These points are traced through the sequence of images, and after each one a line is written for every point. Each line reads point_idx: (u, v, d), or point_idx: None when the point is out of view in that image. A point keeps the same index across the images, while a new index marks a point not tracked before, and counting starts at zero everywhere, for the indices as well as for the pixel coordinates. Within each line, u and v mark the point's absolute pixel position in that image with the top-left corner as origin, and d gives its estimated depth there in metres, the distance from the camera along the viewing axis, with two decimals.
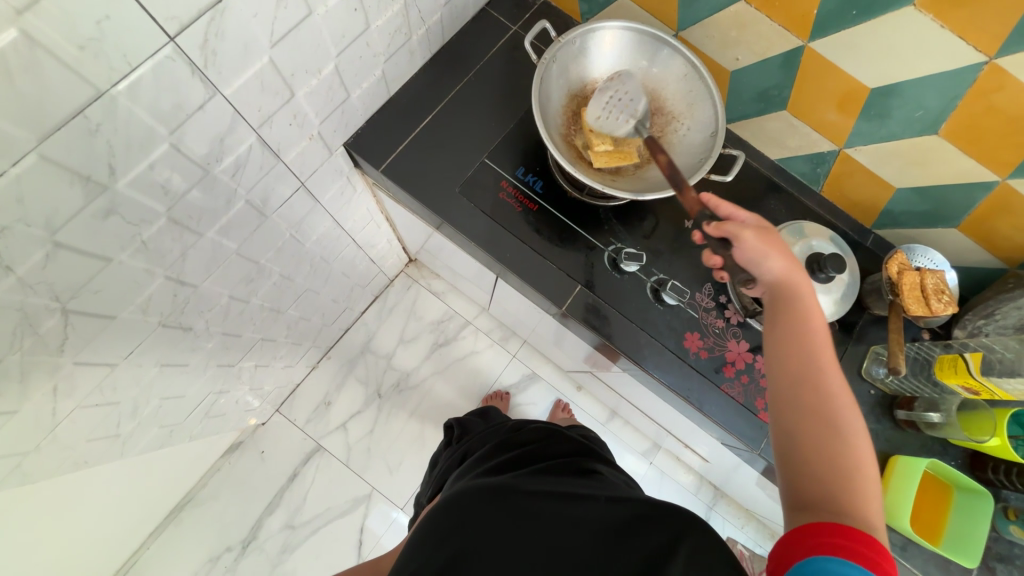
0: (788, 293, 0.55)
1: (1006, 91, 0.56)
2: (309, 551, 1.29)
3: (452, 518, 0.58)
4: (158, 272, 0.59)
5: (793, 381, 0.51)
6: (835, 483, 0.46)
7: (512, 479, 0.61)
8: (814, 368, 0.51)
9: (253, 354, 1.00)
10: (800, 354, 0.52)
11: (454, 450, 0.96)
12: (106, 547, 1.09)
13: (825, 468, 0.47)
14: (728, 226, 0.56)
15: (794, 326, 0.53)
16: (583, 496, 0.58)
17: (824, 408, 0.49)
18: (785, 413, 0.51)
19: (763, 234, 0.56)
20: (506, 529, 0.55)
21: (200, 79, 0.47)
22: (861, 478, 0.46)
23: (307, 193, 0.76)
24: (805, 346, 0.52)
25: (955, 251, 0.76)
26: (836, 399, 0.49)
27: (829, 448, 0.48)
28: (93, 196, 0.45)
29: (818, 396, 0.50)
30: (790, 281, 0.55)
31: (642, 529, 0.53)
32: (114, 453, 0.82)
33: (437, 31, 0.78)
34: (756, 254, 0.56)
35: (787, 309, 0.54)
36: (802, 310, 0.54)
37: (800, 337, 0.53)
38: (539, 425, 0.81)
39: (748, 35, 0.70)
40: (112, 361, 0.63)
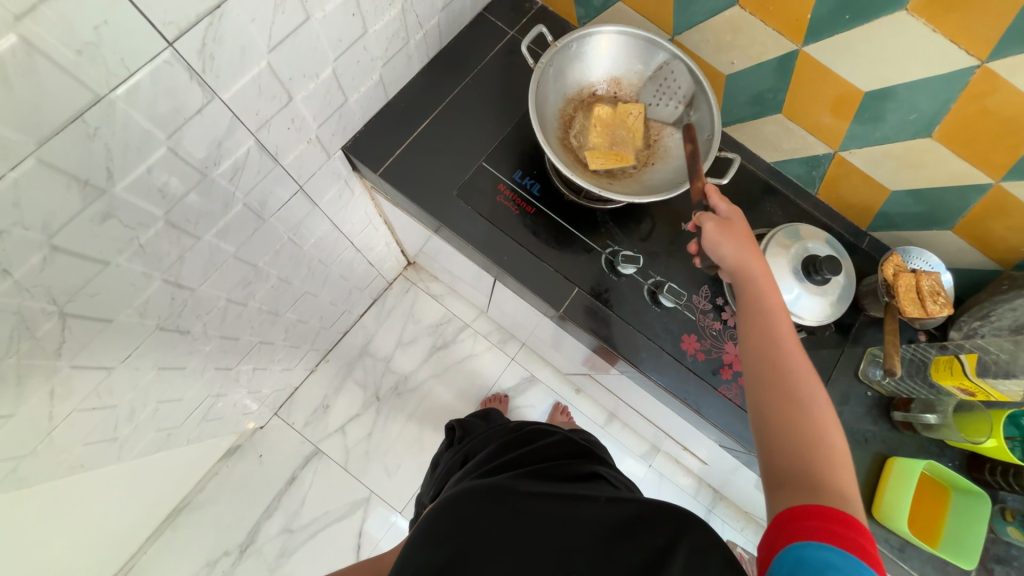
0: (748, 278, 0.57)
1: (998, 95, 0.56)
2: (307, 555, 1.29)
3: (450, 518, 0.57)
4: (155, 275, 0.59)
5: (759, 363, 0.53)
6: (808, 454, 0.47)
7: (511, 480, 0.61)
8: (775, 345, 0.53)
9: (251, 357, 1.00)
10: (762, 336, 0.54)
11: (455, 452, 0.96)
12: (102, 552, 1.09)
13: (796, 446, 0.47)
14: (701, 215, 0.59)
15: (755, 310, 0.55)
16: (582, 497, 0.59)
17: (790, 386, 0.50)
18: (755, 392, 0.52)
19: (723, 223, 0.58)
20: (506, 529, 0.55)
21: (198, 84, 0.47)
22: (831, 453, 0.47)
23: (305, 196, 0.77)
24: (768, 328, 0.54)
25: (950, 253, 0.77)
26: (801, 377, 0.50)
27: (798, 425, 0.48)
28: (90, 200, 0.45)
29: (783, 374, 0.51)
30: (752, 265, 0.57)
31: (642, 528, 0.54)
32: (111, 456, 0.82)
33: (434, 36, 0.79)
34: (714, 241, 0.58)
35: (749, 294, 0.56)
36: (762, 293, 0.56)
37: (762, 319, 0.55)
38: (538, 426, 0.82)
39: (743, 39, 0.71)
40: (109, 364, 0.63)
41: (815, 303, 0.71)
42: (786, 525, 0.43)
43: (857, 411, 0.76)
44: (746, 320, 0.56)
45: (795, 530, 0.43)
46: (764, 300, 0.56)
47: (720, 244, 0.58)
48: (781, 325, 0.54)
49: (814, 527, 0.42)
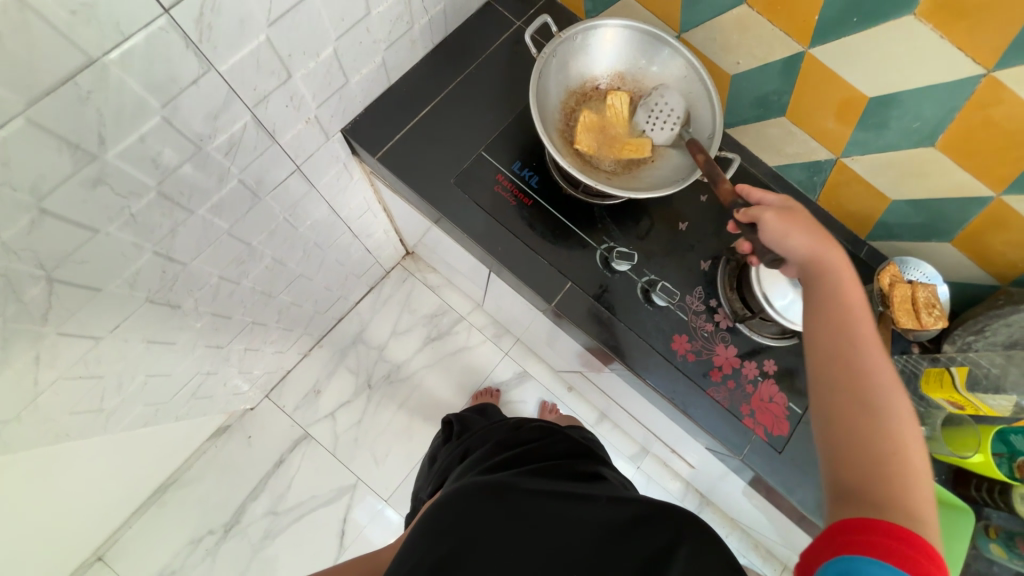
0: (825, 275, 0.55)
1: (1003, 105, 0.55)
2: (291, 538, 1.30)
3: (450, 515, 0.57)
4: (146, 246, 0.59)
5: (838, 378, 0.50)
6: (883, 468, 0.45)
7: (512, 476, 0.61)
8: (858, 356, 0.51)
9: (243, 337, 1.00)
10: (836, 339, 0.52)
11: (455, 447, 0.96)
12: (86, 525, 1.09)
13: (866, 456, 0.46)
14: (753, 210, 0.58)
15: (833, 309, 0.53)
16: (583, 495, 0.58)
17: (870, 398, 0.48)
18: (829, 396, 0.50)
19: (786, 213, 0.57)
20: (506, 529, 0.55)
21: (194, 54, 0.47)
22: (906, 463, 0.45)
23: (302, 177, 0.76)
24: (844, 328, 0.52)
25: (948, 266, 0.76)
26: (877, 384, 0.49)
27: (872, 440, 0.47)
28: (81, 165, 0.45)
29: (860, 379, 0.49)
30: (823, 260, 0.55)
31: (642, 531, 0.54)
32: (97, 427, 0.82)
33: (439, 23, 0.79)
34: (778, 235, 0.57)
35: (828, 292, 0.54)
36: (843, 290, 0.54)
37: (840, 321, 0.53)
38: (539, 424, 0.80)
39: (749, 39, 0.70)
40: (97, 334, 0.63)
41: None
42: (838, 537, 0.42)
43: None
44: (817, 320, 0.54)
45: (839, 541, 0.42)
46: (841, 298, 0.54)
47: (786, 234, 0.56)
48: (862, 324, 0.52)
49: (883, 543, 0.41)
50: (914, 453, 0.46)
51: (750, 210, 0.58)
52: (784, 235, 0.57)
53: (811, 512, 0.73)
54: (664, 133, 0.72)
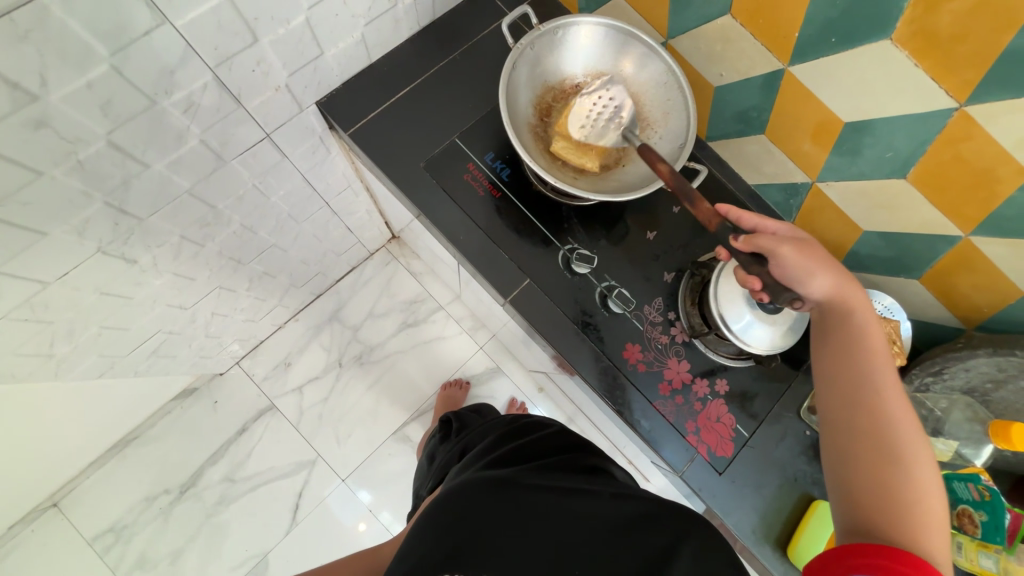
0: (846, 315, 0.55)
1: (973, 142, 0.54)
2: (245, 506, 1.30)
3: (453, 512, 0.57)
4: (96, 196, 0.59)
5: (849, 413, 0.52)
6: (893, 501, 0.47)
7: (514, 472, 0.60)
8: (870, 390, 0.51)
9: (209, 300, 1.00)
10: (854, 380, 0.53)
11: (454, 444, 0.95)
12: (41, 470, 1.10)
13: (883, 499, 0.47)
14: (757, 238, 0.55)
15: (853, 353, 0.53)
16: (584, 491, 0.56)
17: (884, 433, 0.49)
18: (838, 432, 0.52)
19: (801, 247, 0.55)
20: (508, 523, 0.54)
21: (146, 5, 0.46)
22: (922, 506, 0.46)
23: (272, 145, 0.76)
24: (865, 370, 0.52)
25: (915, 304, 0.74)
26: (894, 427, 0.49)
27: (885, 475, 0.48)
28: (21, 104, 0.45)
29: (877, 424, 0.50)
30: (845, 299, 0.55)
31: (645, 529, 0.52)
32: (48, 373, 0.83)
33: (427, 5, 0.78)
34: (800, 273, 0.54)
35: (845, 332, 0.55)
36: (860, 330, 0.54)
37: (863, 364, 0.53)
38: (536, 419, 0.81)
39: (732, 52, 0.68)
40: (43, 278, 0.63)
41: (765, 332, 0.69)
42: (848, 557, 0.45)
43: (792, 448, 0.74)
44: (836, 359, 0.55)
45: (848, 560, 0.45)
46: (862, 340, 0.54)
47: (808, 272, 0.54)
48: (881, 366, 0.52)
49: (881, 562, 0.43)
50: (928, 497, 0.47)
51: (756, 237, 0.55)
52: (806, 270, 0.54)
53: (744, 536, 0.71)
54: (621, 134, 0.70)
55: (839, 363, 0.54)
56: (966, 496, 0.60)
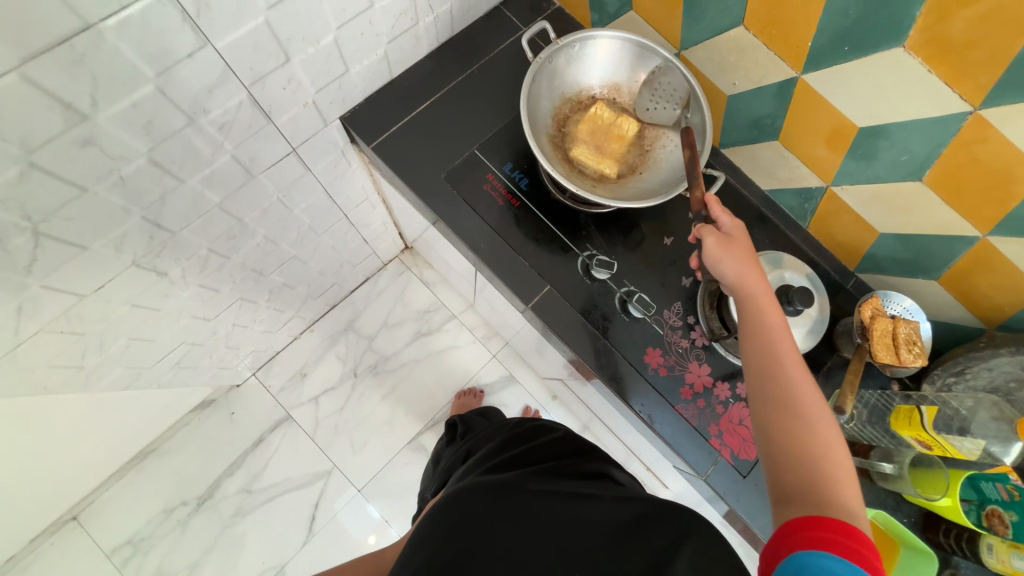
0: (750, 299, 0.55)
1: (988, 144, 0.55)
2: (262, 518, 1.30)
3: (455, 517, 0.56)
4: (134, 211, 0.61)
5: (761, 388, 0.51)
6: (815, 470, 0.46)
7: (517, 479, 0.60)
8: (774, 363, 0.51)
9: (231, 312, 1.02)
10: (762, 362, 0.52)
11: (458, 447, 0.96)
12: (61, 484, 1.10)
13: (802, 480, 0.46)
14: (705, 228, 0.58)
15: (756, 327, 0.54)
16: (587, 495, 0.57)
17: (792, 404, 0.49)
18: (756, 409, 0.51)
19: (724, 237, 0.57)
20: (513, 526, 0.53)
21: (191, 29, 0.49)
22: (839, 479, 0.45)
23: (298, 159, 0.78)
24: (773, 351, 0.52)
25: (934, 305, 0.75)
26: (802, 405, 0.49)
27: (801, 443, 0.47)
28: (72, 124, 0.47)
29: (788, 403, 0.49)
30: (749, 283, 0.55)
31: (647, 528, 0.52)
32: (77, 385, 0.84)
33: (446, 22, 0.80)
34: (716, 256, 0.57)
35: (751, 316, 0.55)
36: (762, 312, 0.54)
37: (767, 348, 0.52)
38: (539, 424, 0.81)
39: (746, 61, 0.70)
40: (80, 291, 0.65)
41: None
42: (789, 536, 0.42)
43: None
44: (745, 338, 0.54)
45: (791, 538, 0.42)
46: (765, 321, 0.54)
47: (719, 262, 0.56)
48: (783, 345, 0.52)
49: (816, 536, 0.41)
50: (839, 466, 0.46)
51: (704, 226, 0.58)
52: (718, 260, 0.56)
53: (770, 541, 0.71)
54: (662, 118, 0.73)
55: (747, 345, 0.54)
56: (993, 496, 0.60)
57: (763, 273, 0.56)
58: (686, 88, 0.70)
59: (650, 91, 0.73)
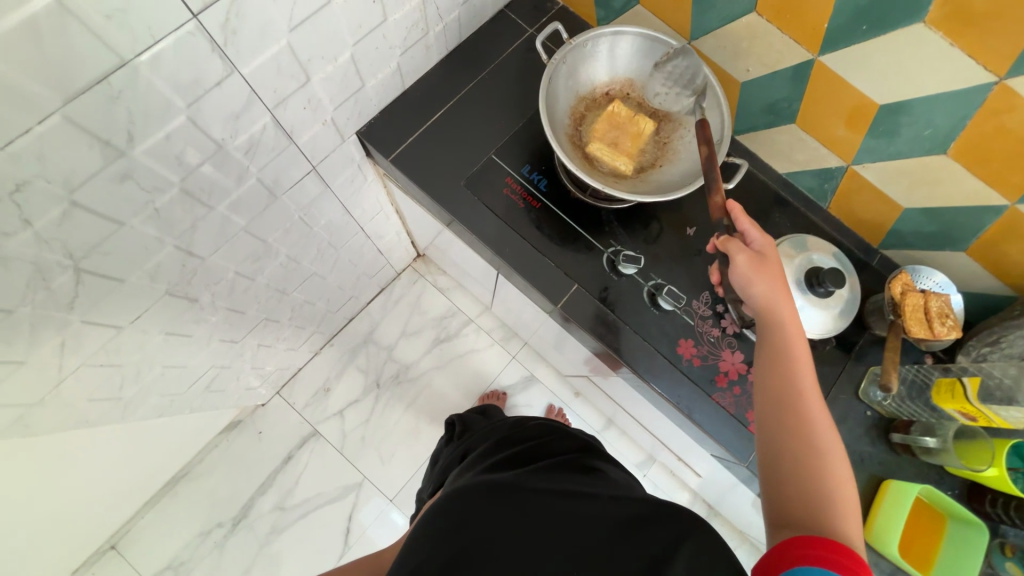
0: (775, 323, 0.56)
1: (1016, 113, 0.55)
2: (297, 534, 1.31)
3: (454, 516, 0.56)
4: (168, 241, 0.61)
5: (775, 409, 0.52)
6: (820, 493, 0.47)
7: (516, 475, 0.59)
8: (791, 387, 0.52)
9: (256, 333, 1.03)
10: (778, 384, 0.53)
11: (456, 446, 0.96)
12: (100, 514, 1.11)
13: (802, 502, 0.47)
14: (731, 243, 0.58)
15: (776, 352, 0.55)
16: (583, 493, 0.56)
17: (804, 429, 0.50)
18: (767, 429, 0.52)
19: (756, 257, 0.57)
20: (511, 527, 0.53)
21: (219, 57, 0.49)
22: (842, 510, 0.46)
23: (318, 177, 0.79)
24: (790, 374, 0.53)
25: (963, 276, 0.75)
26: (815, 432, 0.50)
27: (808, 467, 0.49)
28: (111, 160, 0.48)
29: (802, 427, 0.50)
30: (776, 308, 0.56)
31: (644, 530, 0.51)
32: (115, 416, 0.85)
33: (454, 29, 0.81)
34: (745, 277, 0.57)
35: (776, 339, 0.55)
36: (784, 338, 0.55)
37: (786, 372, 0.53)
38: (540, 421, 0.81)
39: (759, 47, 0.70)
40: (118, 324, 0.66)
41: (817, 316, 0.69)
42: (789, 550, 0.43)
43: (854, 430, 0.75)
44: (765, 361, 0.55)
45: (788, 552, 0.43)
46: (789, 347, 0.55)
47: (748, 282, 0.56)
48: (803, 372, 0.53)
49: (814, 554, 0.42)
50: (844, 494, 0.47)
51: (728, 240, 0.58)
52: (747, 281, 0.56)
53: None
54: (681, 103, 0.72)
55: (765, 368, 0.55)
56: None
57: (792, 294, 0.56)
58: (703, 75, 0.69)
59: (664, 75, 0.72)
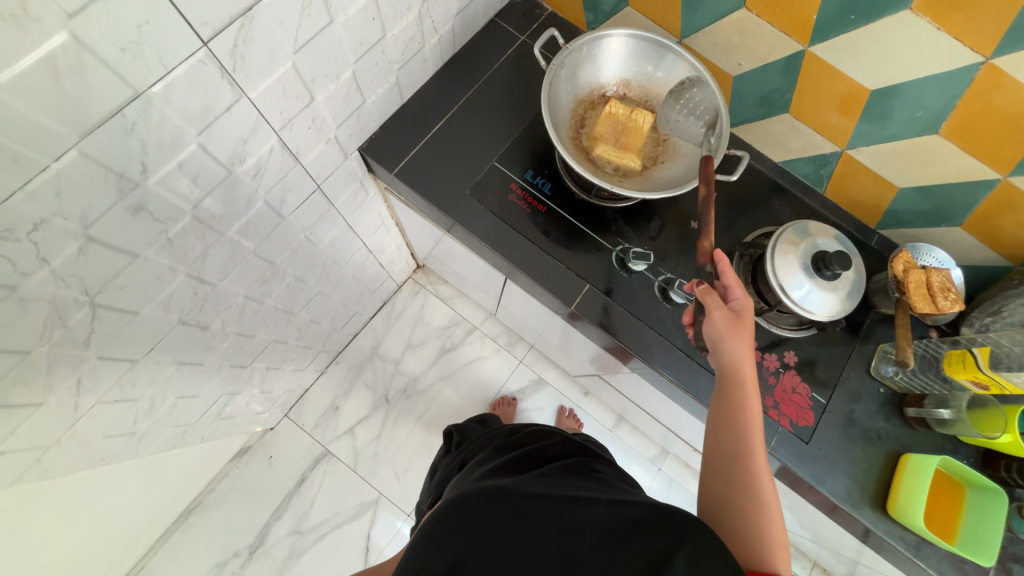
0: (736, 378, 0.59)
1: (1003, 91, 0.57)
2: (316, 557, 1.29)
3: (449, 522, 0.55)
4: (180, 269, 0.61)
5: (722, 452, 0.57)
6: (752, 527, 0.53)
7: (512, 483, 0.59)
8: (739, 432, 0.57)
9: (264, 356, 1.01)
10: (727, 429, 0.58)
11: (454, 456, 0.96)
12: (112, 555, 1.08)
13: (739, 536, 0.53)
14: (711, 296, 0.62)
15: (729, 397, 0.59)
16: (582, 499, 0.56)
17: (745, 470, 0.55)
18: (714, 470, 0.57)
19: (734, 315, 0.60)
20: (507, 534, 0.53)
21: (229, 83, 0.49)
22: (772, 542, 0.52)
23: (322, 196, 0.79)
24: (739, 424, 0.58)
25: (961, 250, 0.77)
26: (758, 483, 0.54)
27: (746, 504, 0.54)
28: (125, 192, 0.47)
29: (744, 472, 0.55)
30: (739, 365, 0.59)
31: (641, 531, 0.51)
32: (128, 451, 0.83)
33: (448, 41, 0.81)
34: (719, 334, 0.60)
35: (732, 392, 0.59)
36: (739, 385, 0.59)
37: (731, 419, 0.58)
38: (536, 428, 0.83)
39: (749, 41, 0.72)
40: (133, 357, 0.65)
41: (825, 298, 0.71)
42: None
43: (869, 407, 0.77)
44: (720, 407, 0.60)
45: None
46: (741, 401, 0.58)
47: (720, 337, 0.60)
48: (751, 420, 0.58)
49: None
50: (774, 526, 0.53)
51: (709, 293, 0.62)
52: (720, 337, 0.60)
53: (842, 501, 0.73)
54: (692, 127, 0.73)
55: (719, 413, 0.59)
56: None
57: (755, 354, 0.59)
58: (715, 108, 0.70)
59: (678, 101, 0.74)
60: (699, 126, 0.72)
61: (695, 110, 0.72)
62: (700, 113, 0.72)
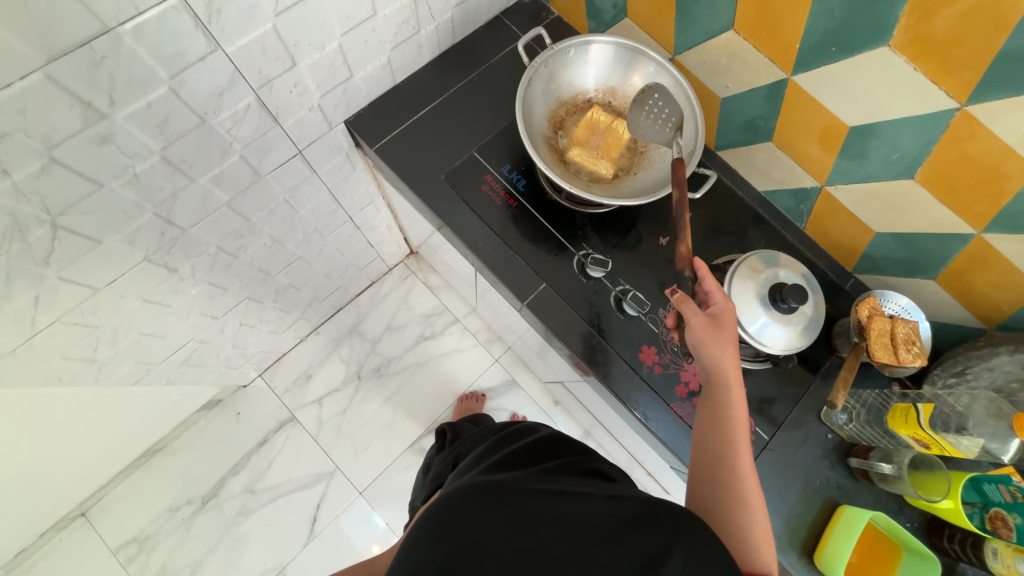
0: (720, 383, 0.57)
1: (977, 140, 0.55)
2: (264, 518, 1.31)
3: (444, 519, 0.52)
4: (147, 207, 0.64)
5: (707, 456, 0.56)
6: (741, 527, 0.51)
7: (510, 478, 0.56)
8: (722, 436, 0.55)
9: (238, 311, 1.05)
10: (713, 432, 0.56)
11: (447, 454, 0.95)
12: (70, 480, 1.13)
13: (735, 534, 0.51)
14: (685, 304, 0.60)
15: (711, 402, 0.58)
16: (578, 493, 0.52)
17: (729, 472, 0.54)
18: (700, 475, 0.56)
19: (710, 320, 0.59)
20: (501, 528, 0.50)
21: (203, 34, 0.52)
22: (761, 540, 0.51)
23: (304, 161, 0.81)
24: (723, 427, 0.56)
25: (934, 306, 0.74)
26: (742, 484, 0.53)
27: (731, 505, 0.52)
28: (91, 122, 0.51)
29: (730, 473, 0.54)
30: (723, 369, 0.57)
31: (638, 526, 0.48)
32: (89, 377, 0.87)
33: (447, 30, 0.84)
34: (700, 340, 0.58)
35: (713, 397, 0.58)
36: (721, 388, 0.57)
37: (718, 423, 0.56)
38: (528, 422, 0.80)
39: (737, 64, 0.72)
40: (94, 284, 0.68)
41: (780, 332, 0.69)
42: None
43: (813, 451, 0.74)
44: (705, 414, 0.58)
45: None
46: (725, 406, 0.57)
47: (701, 344, 0.58)
48: (734, 422, 0.56)
49: None
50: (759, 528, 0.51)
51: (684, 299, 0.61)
52: (700, 343, 0.58)
53: None
54: (662, 132, 0.71)
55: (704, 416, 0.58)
56: (998, 499, 0.59)
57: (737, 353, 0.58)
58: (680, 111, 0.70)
59: (643, 108, 0.73)
60: (666, 129, 0.71)
61: (666, 113, 0.71)
62: (668, 117, 0.71)
